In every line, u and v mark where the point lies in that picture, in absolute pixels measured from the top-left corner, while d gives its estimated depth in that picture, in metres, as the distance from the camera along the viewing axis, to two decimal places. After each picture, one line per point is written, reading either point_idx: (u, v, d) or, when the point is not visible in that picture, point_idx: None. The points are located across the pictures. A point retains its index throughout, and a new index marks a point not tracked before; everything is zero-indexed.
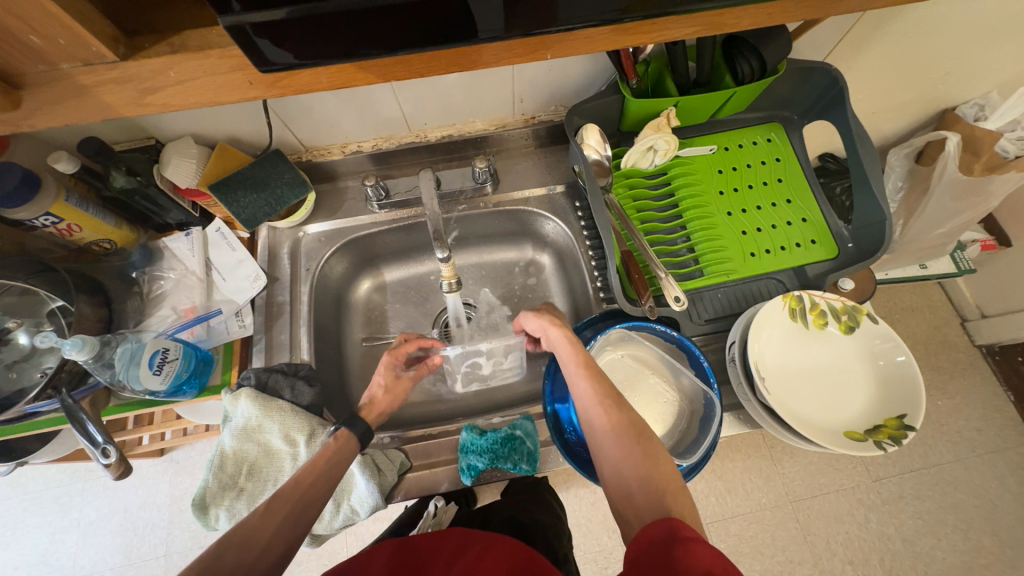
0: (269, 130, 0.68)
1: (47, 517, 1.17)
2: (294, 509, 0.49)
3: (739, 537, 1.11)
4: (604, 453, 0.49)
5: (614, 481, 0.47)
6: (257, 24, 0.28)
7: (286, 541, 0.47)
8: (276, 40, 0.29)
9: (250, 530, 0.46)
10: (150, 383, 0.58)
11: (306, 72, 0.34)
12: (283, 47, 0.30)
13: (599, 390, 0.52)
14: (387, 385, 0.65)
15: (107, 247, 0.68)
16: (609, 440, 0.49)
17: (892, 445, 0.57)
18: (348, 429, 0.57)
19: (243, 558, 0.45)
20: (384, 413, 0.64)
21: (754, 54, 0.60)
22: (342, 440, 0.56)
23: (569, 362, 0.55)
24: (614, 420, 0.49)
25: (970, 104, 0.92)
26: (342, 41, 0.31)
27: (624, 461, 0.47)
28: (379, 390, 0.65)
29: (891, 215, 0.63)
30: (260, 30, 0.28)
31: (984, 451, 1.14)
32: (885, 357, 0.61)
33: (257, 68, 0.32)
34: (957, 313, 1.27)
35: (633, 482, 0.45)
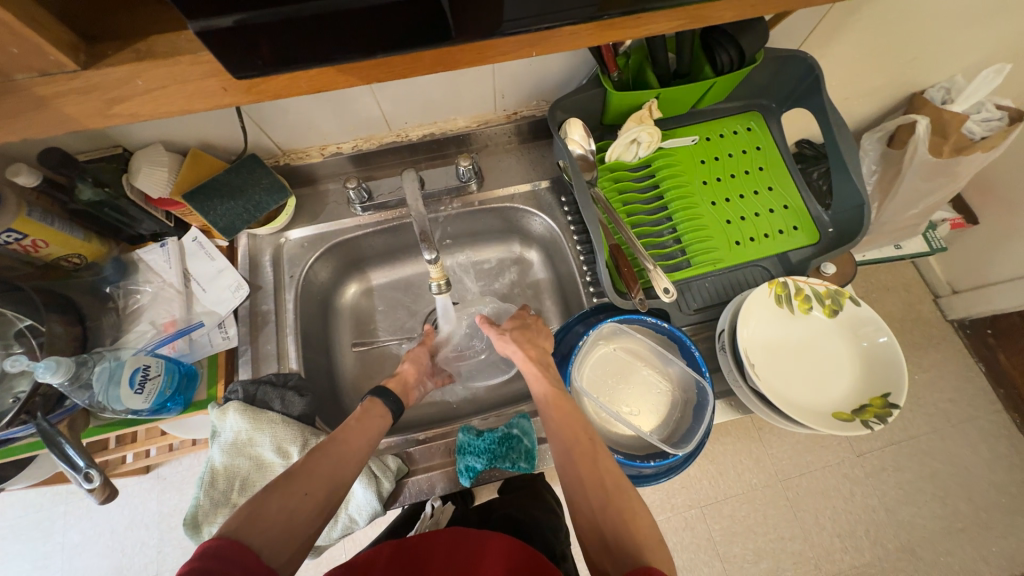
0: (243, 134, 0.66)
1: (29, 542, 1.13)
2: (328, 458, 0.50)
3: (732, 517, 1.14)
4: (579, 503, 0.49)
5: (590, 530, 0.47)
6: (225, 30, 0.27)
7: (327, 488, 0.48)
8: (247, 45, 0.28)
9: (294, 475, 0.47)
10: (132, 403, 0.57)
11: (282, 78, 0.32)
12: (257, 53, 0.29)
13: (575, 435, 0.53)
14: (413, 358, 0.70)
15: (77, 262, 0.65)
16: (583, 490, 0.49)
17: (878, 424, 0.59)
18: (376, 398, 0.60)
19: (286, 503, 0.45)
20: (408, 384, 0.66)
21: (732, 44, 0.60)
22: (371, 405, 0.59)
23: (547, 409, 0.56)
24: (589, 467, 0.50)
25: (937, 88, 0.94)
26: (284, 48, 0.29)
27: (600, 513, 0.47)
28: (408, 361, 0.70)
29: (869, 198, 0.65)
30: (236, 35, 0.27)
31: (959, 421, 1.19)
32: (868, 339, 0.62)
33: (231, 75, 0.30)
34: (930, 290, 1.31)
35: (608, 533, 0.45)
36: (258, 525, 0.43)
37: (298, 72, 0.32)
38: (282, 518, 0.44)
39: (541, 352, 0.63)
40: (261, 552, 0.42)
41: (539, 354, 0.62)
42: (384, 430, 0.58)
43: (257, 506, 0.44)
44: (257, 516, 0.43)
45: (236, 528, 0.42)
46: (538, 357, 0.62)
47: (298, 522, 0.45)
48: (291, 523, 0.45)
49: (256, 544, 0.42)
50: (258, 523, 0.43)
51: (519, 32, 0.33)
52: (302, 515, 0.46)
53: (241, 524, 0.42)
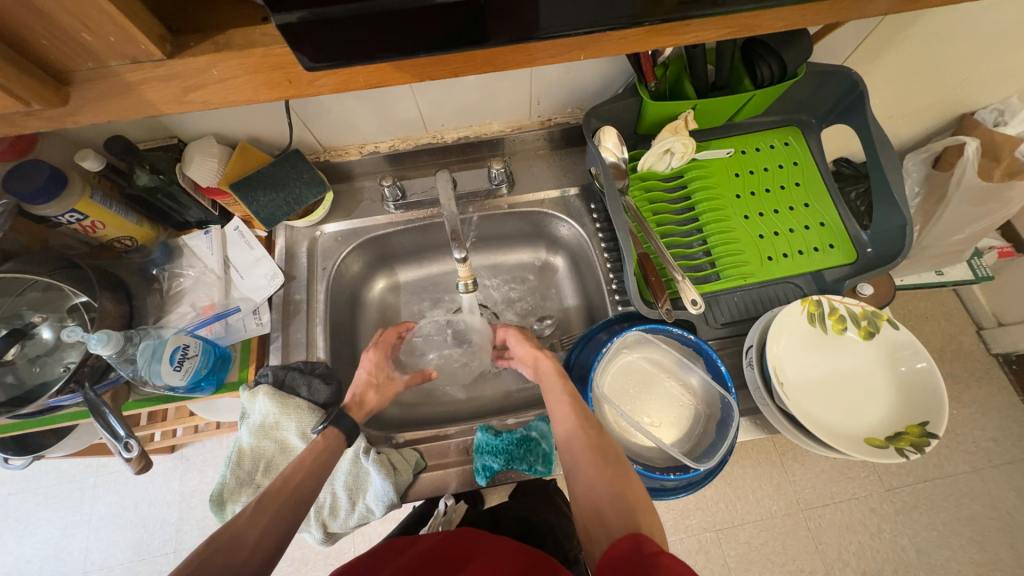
0: (289, 130, 0.69)
1: (60, 511, 1.18)
2: (282, 508, 0.49)
3: (749, 544, 1.10)
4: (578, 468, 0.51)
5: (585, 494, 0.48)
6: (298, 24, 0.28)
7: (275, 541, 0.47)
8: (315, 39, 0.29)
9: (239, 530, 0.46)
10: (170, 379, 0.59)
11: (342, 71, 0.34)
12: (323, 48, 0.30)
13: (578, 408, 0.55)
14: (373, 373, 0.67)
15: (128, 244, 0.69)
16: (585, 457, 0.51)
17: (914, 453, 0.56)
18: (332, 428, 0.58)
19: (231, 558, 0.44)
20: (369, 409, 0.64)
21: (774, 57, 0.60)
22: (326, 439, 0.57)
23: (552, 386, 0.59)
24: (590, 437, 0.52)
25: (989, 110, 0.91)
26: (348, 43, 0.30)
27: (597, 478, 0.49)
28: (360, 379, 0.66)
29: (912, 219, 0.63)
30: (306, 30, 0.29)
31: (1001, 462, 1.12)
32: (906, 363, 0.60)
33: (300, 66, 0.32)
34: (973, 321, 1.25)
35: (604, 496, 0.47)
36: None
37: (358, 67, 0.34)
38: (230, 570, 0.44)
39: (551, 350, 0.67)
40: None
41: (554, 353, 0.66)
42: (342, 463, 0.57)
43: (201, 563, 0.44)
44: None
45: None
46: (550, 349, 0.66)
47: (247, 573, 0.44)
48: None
49: None
50: None
51: (568, 35, 0.33)
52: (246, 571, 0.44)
53: None
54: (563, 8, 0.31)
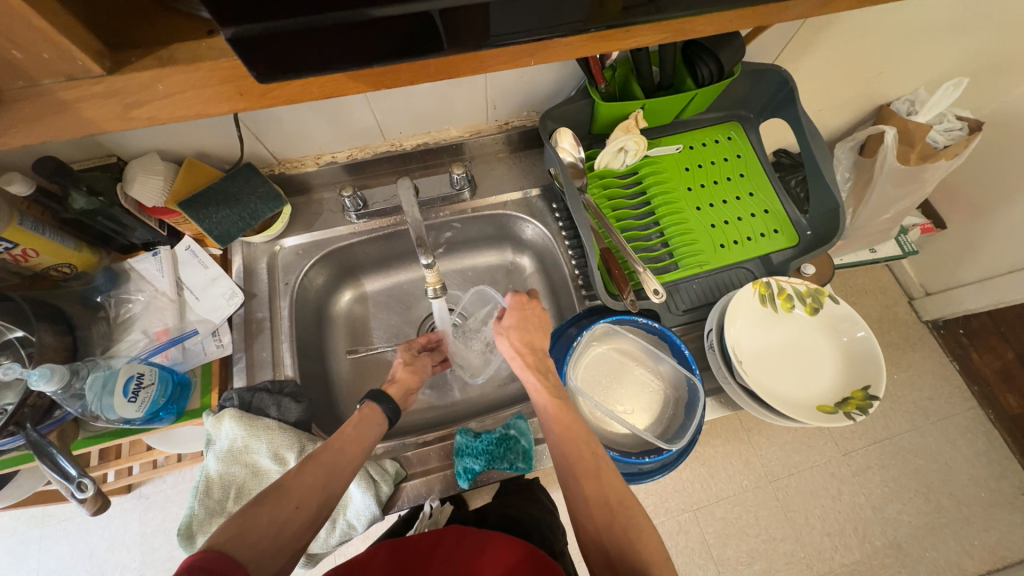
0: (239, 143, 0.67)
1: (0, 571, 1.08)
2: (322, 472, 0.50)
3: (725, 519, 1.16)
4: (583, 520, 0.50)
5: (595, 551, 0.48)
6: (250, 38, 0.28)
7: (316, 503, 0.48)
8: (265, 50, 0.29)
9: (285, 488, 0.47)
10: (124, 412, 0.56)
11: (294, 84, 0.33)
12: (274, 60, 0.30)
13: (575, 450, 0.53)
14: (406, 357, 0.70)
15: (66, 272, 0.65)
16: (588, 511, 0.50)
17: (860, 415, 0.61)
18: (375, 404, 0.60)
19: (275, 517, 0.45)
20: (409, 388, 0.67)
21: (712, 58, 0.64)
22: (369, 411, 0.59)
23: (547, 421, 0.57)
24: (593, 486, 0.51)
25: (902, 100, 1.00)
26: (297, 56, 0.30)
27: (605, 533, 0.48)
28: (397, 366, 0.69)
29: (843, 202, 0.68)
30: (256, 44, 0.28)
31: (937, 419, 1.24)
32: (847, 334, 0.65)
33: (254, 78, 0.31)
34: (905, 293, 1.37)
35: (614, 553, 0.47)
36: (247, 538, 0.43)
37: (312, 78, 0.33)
38: (271, 533, 0.44)
39: (537, 356, 0.62)
40: (249, 566, 0.42)
41: (538, 360, 0.61)
42: (380, 436, 0.58)
43: (247, 519, 0.44)
44: (247, 531, 0.43)
45: (224, 542, 0.41)
46: (537, 362, 0.61)
47: (286, 538, 0.45)
48: (275, 541, 0.44)
49: (243, 558, 0.41)
50: (244, 542, 0.42)
51: (515, 42, 0.35)
52: (290, 528, 0.46)
53: (230, 539, 0.42)
54: (513, 18, 0.32)
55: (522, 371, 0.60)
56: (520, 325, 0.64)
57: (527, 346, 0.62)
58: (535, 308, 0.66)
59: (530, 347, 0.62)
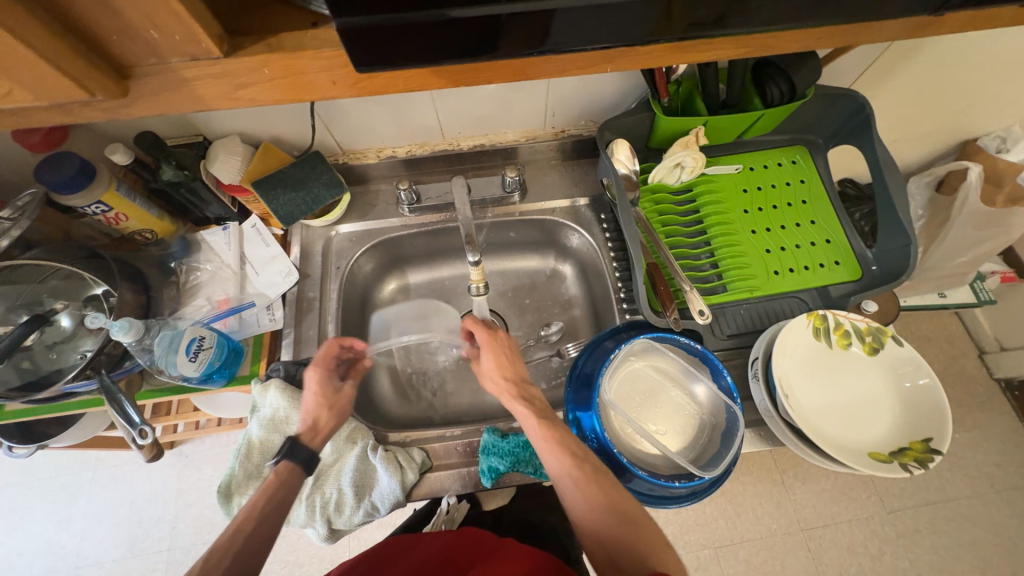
0: (311, 132, 0.72)
1: (55, 505, 1.18)
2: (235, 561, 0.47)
3: (749, 563, 1.09)
4: (580, 519, 0.51)
5: (596, 547, 0.50)
6: (357, 28, 0.30)
7: None
8: (367, 41, 0.31)
9: None
10: (185, 369, 0.59)
11: (385, 76, 0.35)
12: (372, 49, 0.31)
13: (565, 460, 0.53)
14: (320, 396, 0.59)
15: (148, 237, 0.71)
16: (586, 512, 0.50)
17: (918, 468, 0.56)
18: (289, 459, 0.55)
19: None
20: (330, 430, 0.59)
21: (784, 79, 0.63)
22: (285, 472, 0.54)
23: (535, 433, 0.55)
24: (586, 489, 0.51)
25: (992, 137, 0.93)
26: (387, 49, 0.32)
27: (604, 529, 0.49)
28: (307, 408, 0.59)
29: (915, 239, 0.64)
30: (353, 36, 0.30)
31: (1004, 488, 1.12)
32: (909, 379, 0.61)
33: (352, 67, 0.33)
34: (976, 345, 1.26)
35: (614, 548, 0.48)
36: None
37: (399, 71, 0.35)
38: None
39: (519, 385, 0.60)
40: None
41: (523, 390, 0.60)
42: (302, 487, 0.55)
43: None
44: None
45: None
46: (517, 390, 0.59)
47: None
48: None
49: None
50: None
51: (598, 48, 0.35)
52: None
53: None
54: (601, 23, 0.33)
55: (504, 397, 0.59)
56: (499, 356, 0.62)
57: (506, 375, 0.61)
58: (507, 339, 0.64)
59: (508, 374, 0.61)
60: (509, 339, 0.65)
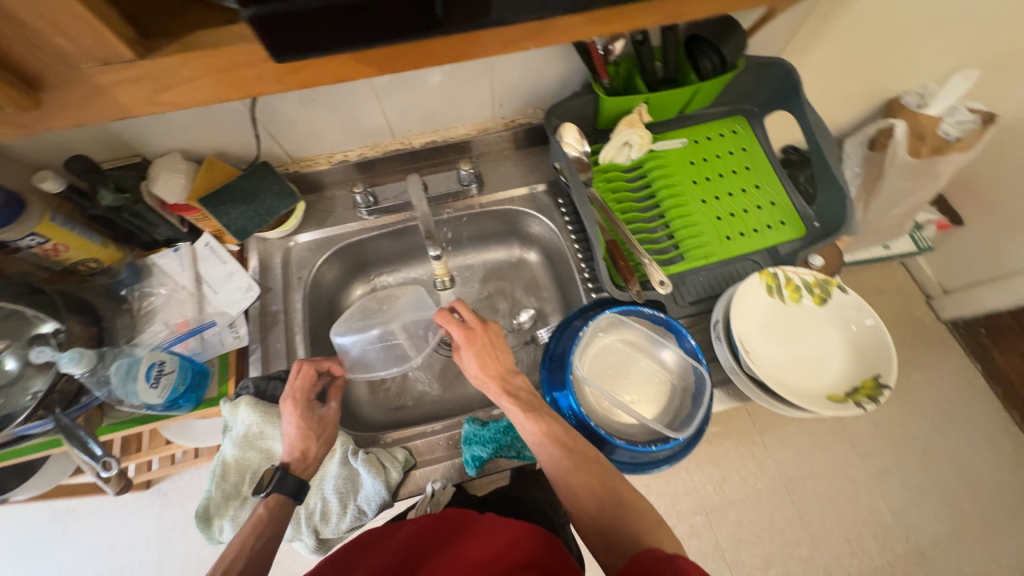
0: (256, 142, 0.71)
1: (25, 563, 1.11)
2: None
3: (738, 522, 1.14)
4: (578, 508, 0.54)
5: (595, 534, 0.53)
6: (273, 14, 0.29)
7: None
8: (285, 28, 0.30)
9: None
10: (147, 397, 0.58)
11: (311, 67, 0.35)
12: (286, 35, 0.31)
13: (559, 456, 0.54)
14: (303, 428, 0.59)
15: (93, 266, 0.68)
16: (580, 501, 0.53)
17: (871, 404, 0.61)
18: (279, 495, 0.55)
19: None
20: (315, 457, 0.59)
21: (715, 52, 0.67)
22: (277, 506, 0.55)
23: (528, 429, 0.56)
24: (579, 482, 0.53)
25: (912, 94, 1.00)
26: (311, 34, 0.31)
27: (599, 515, 0.52)
28: (290, 441, 0.58)
29: (849, 193, 0.68)
30: (270, 23, 0.30)
31: (959, 421, 1.21)
32: (856, 323, 0.65)
33: (271, 57, 0.33)
34: (922, 292, 1.35)
35: (609, 531, 0.51)
36: None
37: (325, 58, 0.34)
38: None
39: (505, 379, 0.60)
40: None
41: (510, 385, 0.60)
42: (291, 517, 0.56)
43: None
44: None
45: None
46: (504, 386, 0.59)
47: None
48: None
49: None
50: None
51: (521, 21, 0.35)
52: None
53: None
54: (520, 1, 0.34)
55: (492, 393, 0.59)
56: (485, 351, 0.61)
57: (492, 371, 0.60)
58: (487, 332, 0.62)
59: (494, 370, 0.60)
60: (496, 331, 0.63)
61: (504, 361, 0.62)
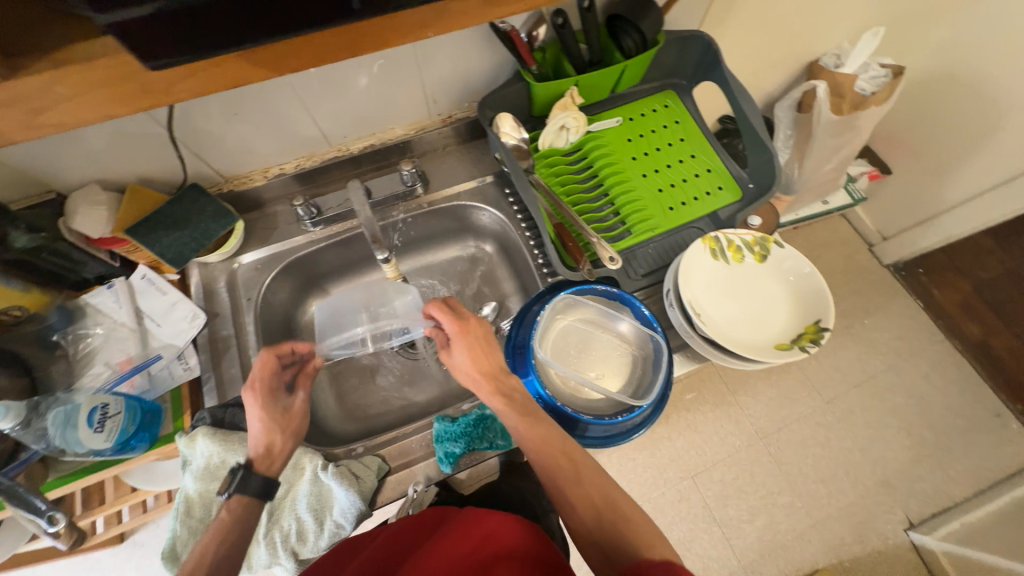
0: (182, 164, 0.68)
1: None
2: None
3: (723, 481, 1.18)
4: (576, 523, 0.51)
5: (593, 552, 0.49)
6: (135, 20, 0.27)
7: None
8: (153, 35, 0.28)
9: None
10: (93, 442, 0.56)
11: (195, 72, 0.33)
12: (157, 44, 0.29)
13: (552, 453, 0.54)
14: (267, 420, 0.56)
15: (17, 315, 0.62)
16: (578, 512, 0.51)
17: (815, 347, 0.64)
18: (241, 495, 0.53)
19: None
20: (280, 450, 0.57)
21: (635, 29, 0.68)
22: (238, 508, 0.53)
23: (521, 429, 0.55)
24: (576, 489, 0.52)
25: (829, 55, 1.05)
26: (177, 37, 0.29)
27: (596, 529, 0.49)
28: (255, 435, 0.56)
29: (775, 152, 0.72)
30: (126, 30, 0.27)
31: (910, 356, 1.29)
32: (794, 273, 0.68)
33: (142, 65, 0.30)
34: (865, 241, 1.44)
35: (608, 547, 0.48)
36: None
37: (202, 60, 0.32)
38: None
39: (499, 379, 0.58)
40: None
41: (502, 384, 0.58)
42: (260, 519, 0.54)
43: None
44: None
45: None
46: (498, 385, 0.58)
47: None
48: None
49: None
50: None
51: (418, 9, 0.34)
52: None
53: None
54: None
55: (484, 392, 0.58)
56: (478, 347, 0.59)
57: (484, 369, 0.59)
58: (480, 329, 0.60)
59: (487, 367, 0.59)
60: (489, 327, 0.62)
61: (492, 358, 0.59)
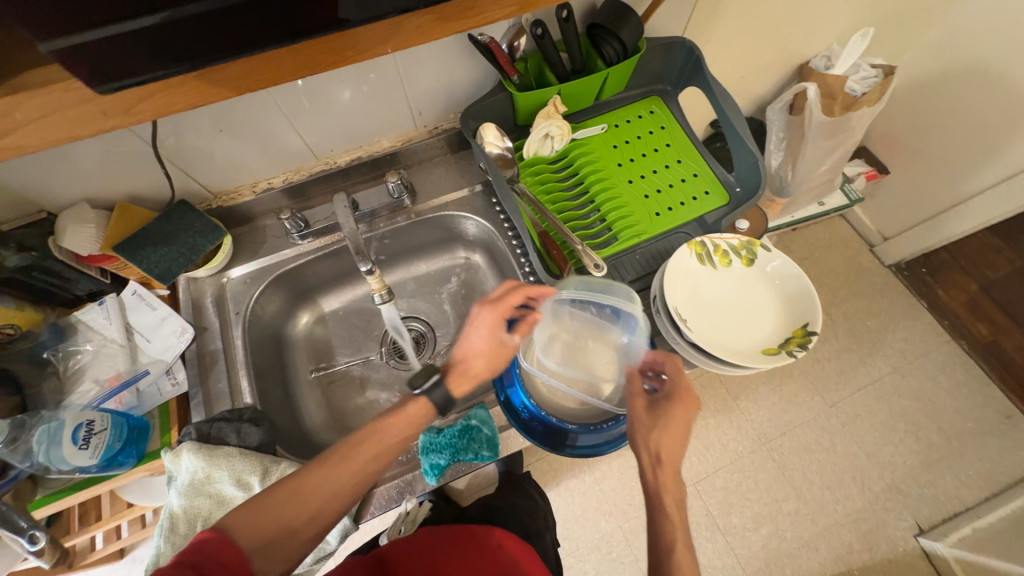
0: (169, 181, 0.68)
1: None
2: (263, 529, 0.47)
3: (726, 489, 1.16)
4: None
5: None
6: (85, 48, 0.28)
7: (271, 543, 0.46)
8: (108, 63, 0.29)
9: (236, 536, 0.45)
10: (78, 459, 0.56)
11: (156, 94, 0.33)
12: (111, 70, 0.30)
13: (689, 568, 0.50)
14: (490, 339, 0.61)
15: (10, 332, 0.62)
16: None
17: (802, 351, 0.63)
18: (426, 396, 0.58)
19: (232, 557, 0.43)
20: (469, 371, 0.61)
21: (615, 38, 0.68)
22: (415, 406, 0.57)
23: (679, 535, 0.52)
24: None
25: (820, 57, 1.05)
26: (129, 61, 0.29)
27: None
28: (478, 342, 0.61)
29: (760, 155, 0.71)
30: (73, 57, 0.28)
31: (916, 357, 1.27)
32: (781, 278, 0.68)
33: (95, 89, 0.31)
34: (865, 241, 1.42)
35: None
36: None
37: (160, 83, 0.33)
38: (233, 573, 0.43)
39: (673, 472, 0.56)
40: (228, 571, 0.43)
41: (678, 488, 0.56)
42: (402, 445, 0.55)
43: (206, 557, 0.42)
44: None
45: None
46: (673, 476, 0.56)
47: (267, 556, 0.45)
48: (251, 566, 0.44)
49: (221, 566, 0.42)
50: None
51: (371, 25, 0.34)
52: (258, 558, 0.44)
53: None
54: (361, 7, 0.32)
55: (658, 473, 0.56)
56: (677, 433, 0.57)
57: (670, 455, 0.56)
58: (684, 421, 0.58)
59: (675, 458, 0.56)
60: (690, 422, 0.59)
61: (678, 448, 0.57)
